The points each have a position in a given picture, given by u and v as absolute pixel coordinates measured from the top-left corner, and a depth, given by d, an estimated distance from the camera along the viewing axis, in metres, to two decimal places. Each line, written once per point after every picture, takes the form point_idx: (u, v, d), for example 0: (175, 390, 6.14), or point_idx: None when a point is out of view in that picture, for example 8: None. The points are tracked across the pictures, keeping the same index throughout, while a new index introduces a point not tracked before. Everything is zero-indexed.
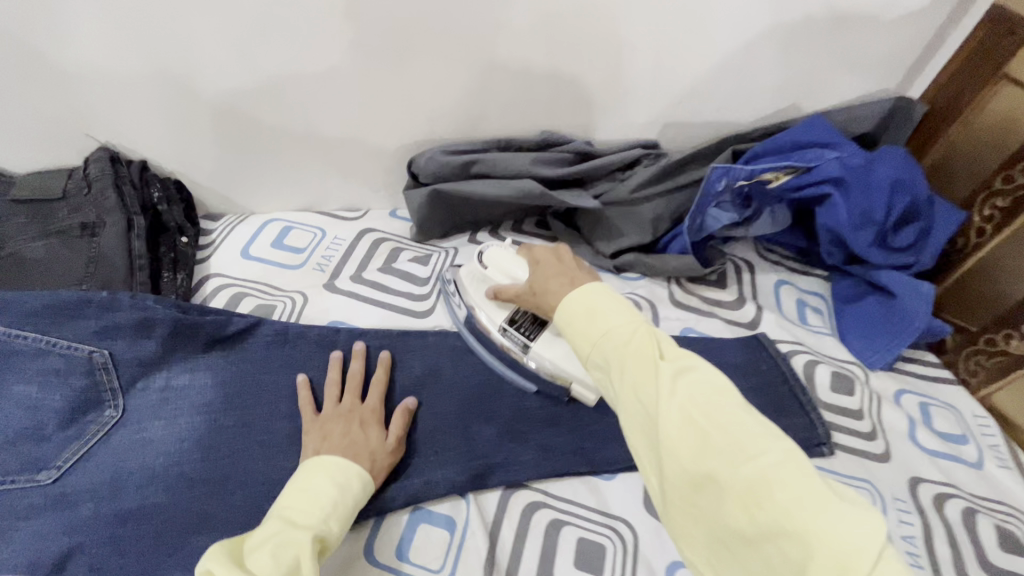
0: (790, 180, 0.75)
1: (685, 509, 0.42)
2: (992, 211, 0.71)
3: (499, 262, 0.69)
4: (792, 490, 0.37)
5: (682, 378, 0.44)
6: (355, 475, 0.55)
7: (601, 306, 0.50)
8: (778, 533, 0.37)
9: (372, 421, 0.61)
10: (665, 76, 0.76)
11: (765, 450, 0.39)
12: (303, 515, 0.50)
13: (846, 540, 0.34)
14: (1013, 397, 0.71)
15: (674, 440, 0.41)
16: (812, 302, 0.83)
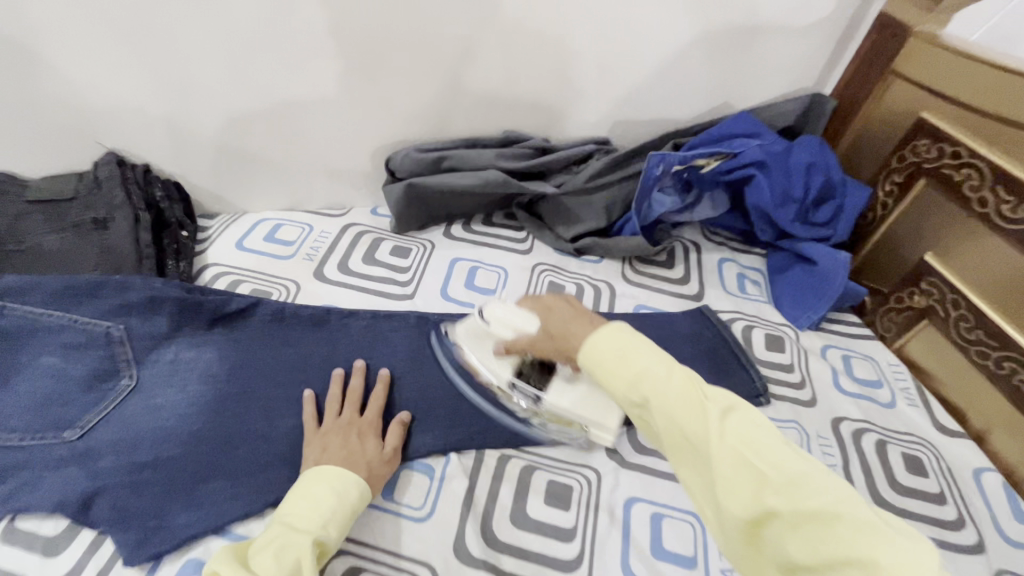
0: (721, 164, 0.85)
1: (749, 544, 0.45)
2: (892, 187, 0.83)
3: (500, 317, 0.66)
4: (853, 524, 0.39)
5: (729, 418, 0.47)
6: (353, 485, 0.57)
7: (630, 345, 0.53)
8: (845, 567, 0.38)
9: (369, 433, 0.64)
10: (610, 80, 0.88)
11: (820, 486, 0.41)
12: (303, 520, 0.53)
13: (910, 567, 0.36)
14: (920, 345, 0.81)
15: (728, 480, 0.45)
16: (750, 275, 0.93)
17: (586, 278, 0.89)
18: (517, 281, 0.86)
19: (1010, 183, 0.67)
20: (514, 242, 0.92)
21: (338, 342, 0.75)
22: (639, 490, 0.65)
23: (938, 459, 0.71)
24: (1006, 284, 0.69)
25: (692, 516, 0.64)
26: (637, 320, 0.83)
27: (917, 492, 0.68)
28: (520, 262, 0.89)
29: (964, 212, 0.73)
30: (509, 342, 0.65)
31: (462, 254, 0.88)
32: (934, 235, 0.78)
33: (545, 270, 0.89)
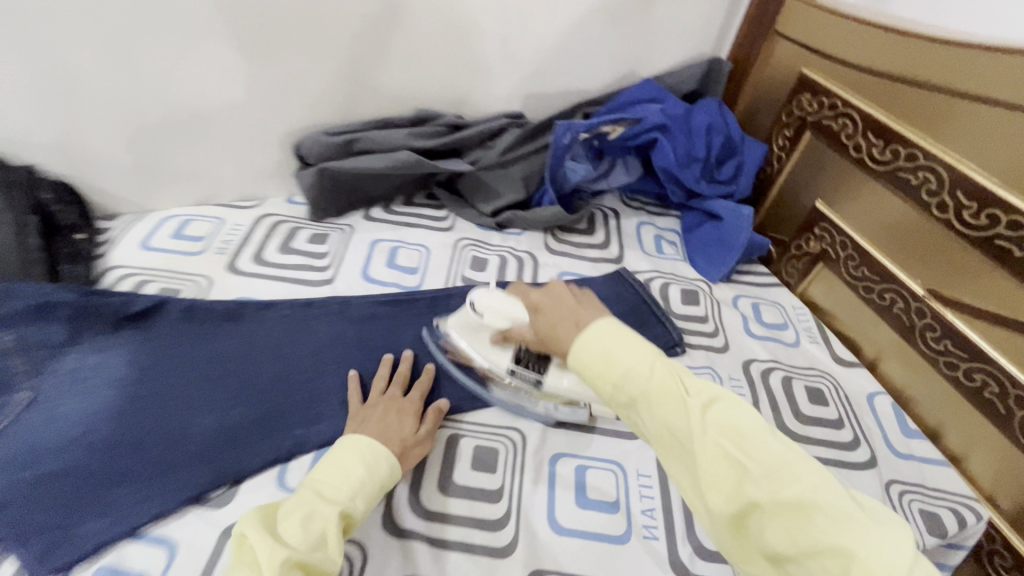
0: (627, 130, 0.88)
1: (730, 534, 0.46)
2: (784, 141, 0.88)
3: (494, 309, 0.69)
4: (831, 514, 0.41)
5: (711, 411, 0.48)
6: (384, 459, 0.58)
7: (613, 341, 0.52)
8: (822, 554, 0.40)
9: (409, 412, 0.66)
10: (516, 53, 0.89)
11: (797, 476, 0.43)
12: (333, 490, 0.54)
13: (882, 554, 0.39)
14: (819, 288, 0.87)
15: (713, 474, 0.46)
16: (667, 237, 0.97)
17: (509, 250, 0.90)
18: (440, 259, 0.87)
19: (878, 129, 0.73)
20: (436, 221, 0.92)
21: (257, 334, 0.74)
22: (565, 447, 0.69)
23: (836, 388, 0.78)
24: (880, 222, 0.75)
25: (615, 465, 0.68)
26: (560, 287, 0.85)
27: (819, 420, 0.74)
28: (442, 240, 0.89)
29: (844, 159, 0.79)
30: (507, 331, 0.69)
31: (383, 237, 0.88)
32: (823, 184, 0.83)
33: (468, 246, 0.89)
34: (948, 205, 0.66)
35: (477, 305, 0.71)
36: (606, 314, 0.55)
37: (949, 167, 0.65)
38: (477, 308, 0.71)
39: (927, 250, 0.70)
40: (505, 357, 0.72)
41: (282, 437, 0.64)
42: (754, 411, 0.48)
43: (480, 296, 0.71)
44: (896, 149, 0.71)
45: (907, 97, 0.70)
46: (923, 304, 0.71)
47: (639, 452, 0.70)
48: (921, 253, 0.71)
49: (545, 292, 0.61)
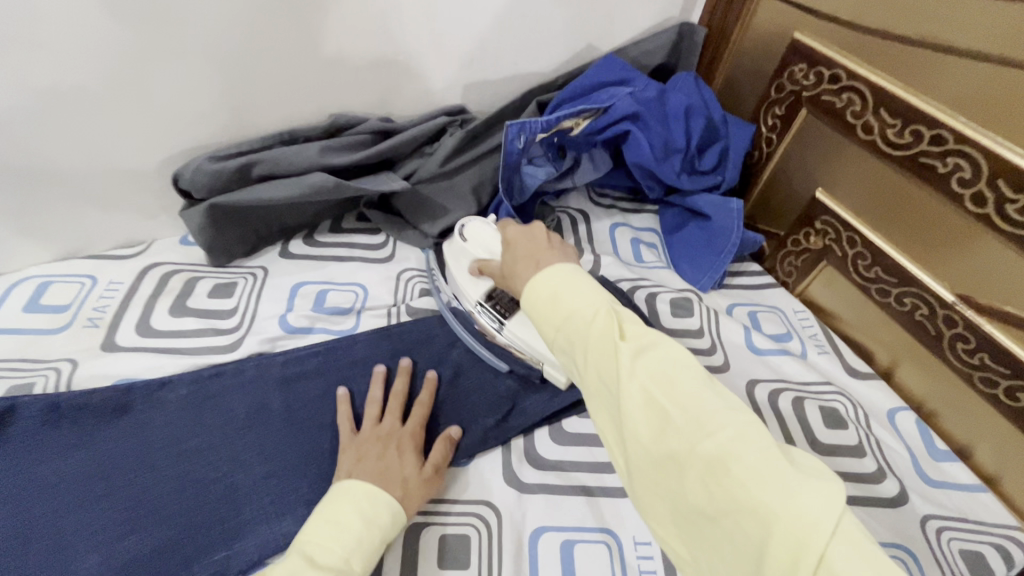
0: (592, 123, 0.73)
1: (649, 489, 0.40)
2: (775, 121, 0.75)
3: (480, 239, 0.68)
4: (751, 467, 0.35)
5: (642, 355, 0.41)
6: (384, 506, 0.49)
7: (562, 281, 0.47)
8: (738, 513, 0.34)
9: (411, 448, 0.55)
10: (448, 33, 0.71)
11: (724, 426, 0.37)
12: (326, 553, 0.44)
13: (800, 518, 0.32)
14: (820, 286, 0.76)
15: (633, 420, 0.39)
16: (646, 239, 0.84)
17: None
18: (379, 297, 0.71)
19: (893, 104, 0.60)
20: (370, 250, 0.75)
21: (150, 428, 0.56)
22: (549, 516, 0.56)
23: (855, 407, 0.67)
24: (885, 205, 0.65)
25: (607, 533, 0.55)
26: None
27: (841, 447, 0.63)
28: (382, 271, 0.73)
29: (850, 141, 0.66)
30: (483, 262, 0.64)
31: (306, 276, 0.71)
32: (821, 169, 0.71)
33: (414, 277, 0.73)
34: (986, 198, 0.54)
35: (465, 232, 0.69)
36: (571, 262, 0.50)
37: (989, 153, 0.53)
38: (463, 235, 0.69)
39: (905, 207, 0.63)
40: (476, 289, 0.67)
41: (196, 568, 0.48)
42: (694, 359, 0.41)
43: (472, 222, 0.69)
44: (918, 130, 0.59)
45: (929, 65, 0.57)
46: (952, 311, 0.61)
47: (634, 512, 0.57)
48: (878, 193, 0.65)
49: (522, 229, 0.57)
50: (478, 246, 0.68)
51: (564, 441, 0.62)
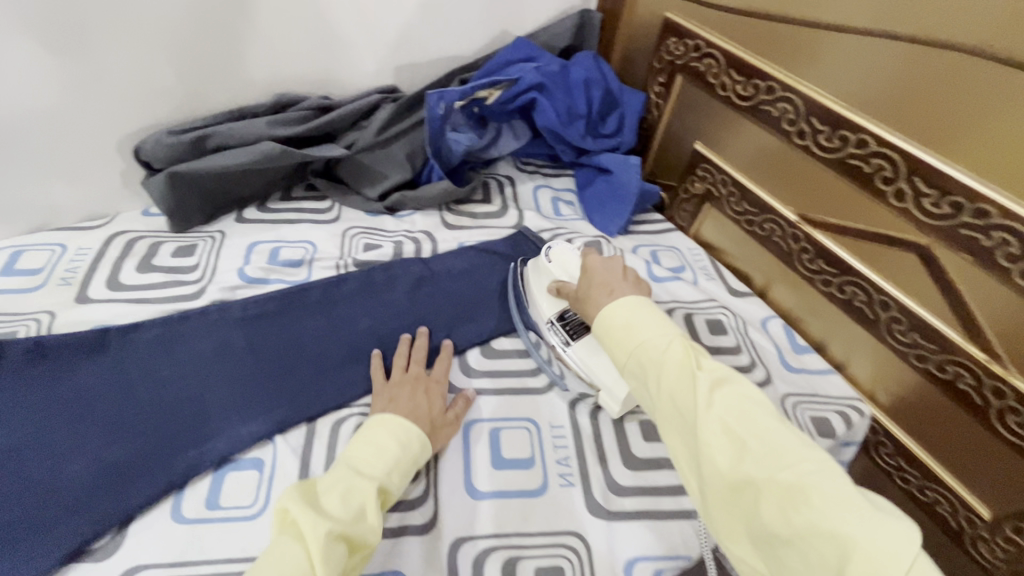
0: (504, 93, 0.87)
1: (722, 509, 0.47)
2: (660, 88, 0.89)
3: (565, 262, 0.74)
4: (829, 498, 0.42)
5: (718, 390, 0.50)
6: (416, 437, 0.58)
7: (637, 317, 0.57)
8: (819, 538, 0.41)
9: (436, 392, 0.65)
10: (377, 21, 0.83)
11: (802, 461, 0.44)
12: (370, 466, 0.55)
13: (879, 546, 0.39)
14: (710, 226, 0.90)
15: (712, 446, 0.47)
16: (564, 197, 0.96)
17: (404, 233, 0.85)
18: (327, 251, 0.80)
19: (738, 65, 0.75)
20: (318, 213, 0.85)
21: (124, 360, 0.64)
22: (477, 412, 0.67)
23: (735, 318, 0.80)
24: (781, 172, 0.75)
25: (528, 421, 0.67)
26: (461, 259, 0.83)
27: (722, 348, 0.77)
28: (329, 231, 0.83)
29: (714, 99, 0.81)
30: (561, 283, 0.71)
31: (260, 237, 0.80)
32: (714, 133, 0.83)
33: (358, 234, 0.84)
34: (805, 132, 0.69)
35: (550, 254, 0.75)
36: (644, 296, 0.60)
37: (803, 95, 0.68)
38: (549, 255, 0.75)
39: (817, 189, 0.71)
40: (551, 307, 0.72)
41: (173, 463, 0.57)
42: (764, 400, 0.49)
43: (559, 246, 0.75)
44: (757, 83, 0.73)
45: (760, 31, 0.72)
46: (797, 229, 0.75)
47: (548, 405, 0.69)
48: (798, 175, 0.73)
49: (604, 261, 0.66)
50: (560, 269, 0.74)
51: (492, 356, 0.74)
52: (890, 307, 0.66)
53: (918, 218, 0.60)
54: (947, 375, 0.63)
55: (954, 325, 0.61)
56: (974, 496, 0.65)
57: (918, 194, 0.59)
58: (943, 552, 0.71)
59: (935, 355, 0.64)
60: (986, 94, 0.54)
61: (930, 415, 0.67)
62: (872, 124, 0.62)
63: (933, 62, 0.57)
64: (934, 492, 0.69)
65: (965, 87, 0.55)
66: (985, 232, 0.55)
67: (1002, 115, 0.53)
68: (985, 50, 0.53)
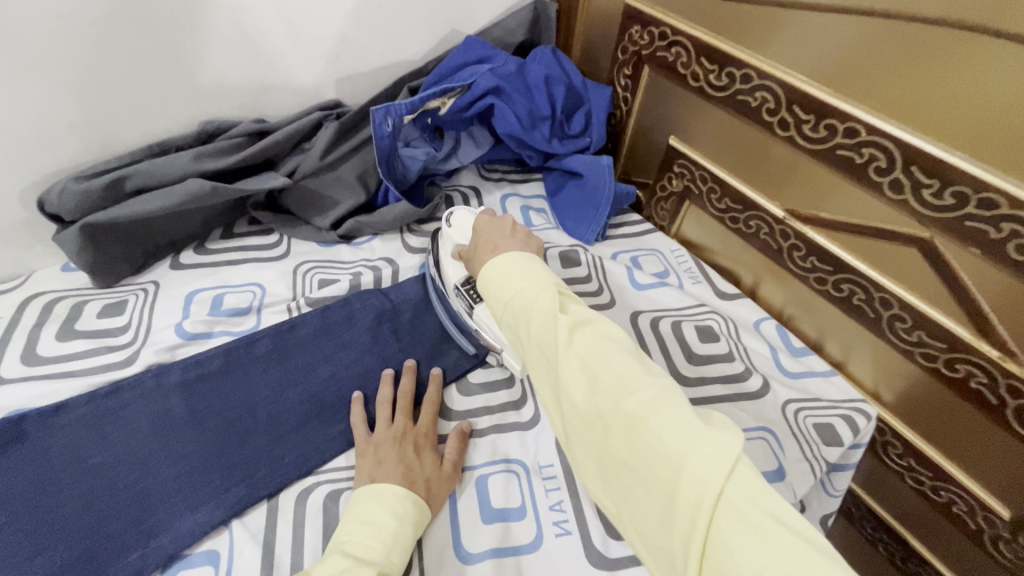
0: (457, 101, 0.79)
1: (580, 440, 0.46)
2: (626, 81, 0.82)
3: (462, 226, 0.70)
4: (666, 420, 0.40)
5: (578, 331, 0.47)
6: (412, 504, 0.53)
7: (512, 268, 0.53)
8: (653, 457, 0.40)
9: (426, 445, 0.59)
10: (310, 30, 0.75)
11: (648, 388, 0.43)
12: (367, 549, 0.48)
13: (704, 463, 0.37)
14: (691, 224, 0.85)
15: (569, 383, 0.45)
16: (535, 205, 0.89)
17: (363, 263, 0.77)
18: (277, 292, 0.72)
19: (709, 53, 0.68)
20: (265, 249, 0.77)
21: (47, 450, 0.55)
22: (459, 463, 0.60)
23: (726, 322, 0.75)
24: (733, 149, 0.72)
25: (518, 464, 0.61)
26: (428, 285, 0.76)
27: (716, 358, 0.72)
28: (277, 268, 0.75)
29: (684, 89, 0.75)
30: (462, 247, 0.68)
31: (200, 284, 0.71)
32: (680, 121, 0.78)
33: (312, 269, 0.76)
34: (788, 122, 0.63)
35: (450, 219, 0.71)
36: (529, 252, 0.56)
37: (782, 82, 0.62)
38: (448, 220, 0.71)
39: (758, 155, 0.69)
40: (457, 272, 0.69)
41: (111, 570, 0.49)
42: (624, 337, 0.47)
43: (459, 211, 0.72)
44: (730, 72, 0.67)
45: (733, 14, 0.65)
46: (785, 226, 0.69)
47: (536, 443, 0.63)
48: (746, 154, 0.71)
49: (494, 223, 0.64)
50: (460, 233, 0.70)
51: (470, 391, 0.67)
52: (892, 305, 0.62)
53: (918, 210, 0.55)
54: (957, 374, 0.59)
55: (962, 322, 0.57)
56: (984, 490, 0.62)
57: (917, 185, 0.54)
58: (959, 549, 0.68)
59: (943, 353, 0.59)
60: (985, 72, 0.48)
61: (939, 410, 0.63)
62: (862, 111, 0.56)
63: (924, 37, 0.51)
64: (947, 492, 0.66)
65: (958, 61, 0.49)
66: (993, 224, 0.50)
67: (996, 91, 0.47)
68: (974, 24, 0.47)
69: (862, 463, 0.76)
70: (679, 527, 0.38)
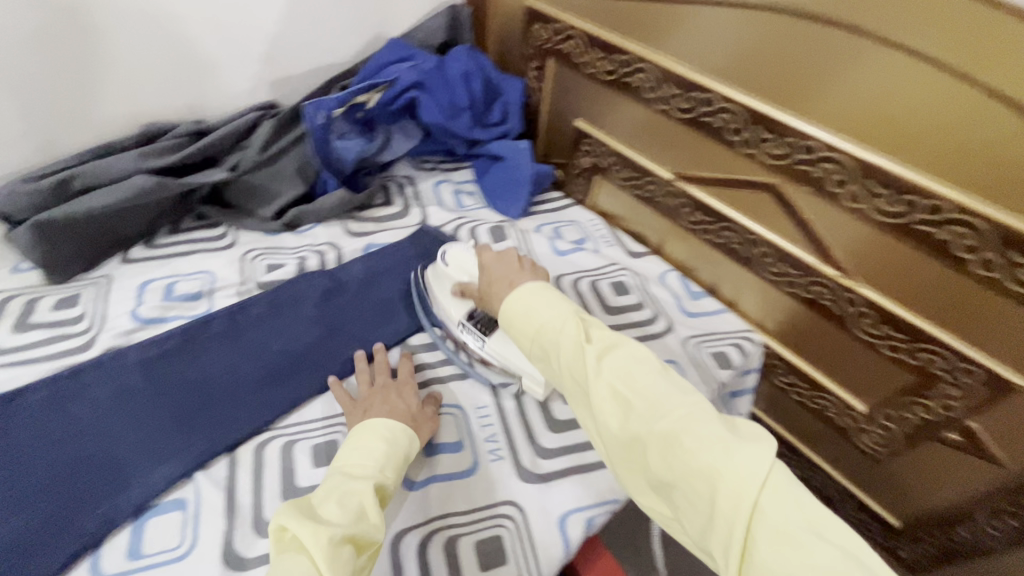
0: (384, 95, 0.88)
1: (622, 464, 0.51)
2: (536, 72, 0.93)
3: (460, 263, 0.75)
4: (698, 438, 0.46)
5: (605, 358, 0.53)
6: (404, 433, 0.59)
7: (536, 303, 0.59)
8: (692, 474, 0.45)
9: (408, 391, 0.66)
10: (242, 36, 0.81)
11: (677, 408, 0.48)
12: (360, 468, 0.55)
13: (741, 478, 0.43)
14: (605, 195, 0.96)
15: (603, 409, 0.50)
16: (465, 189, 0.98)
17: (307, 248, 0.84)
18: (227, 278, 0.78)
19: (598, 43, 0.80)
20: (212, 241, 0.83)
21: (12, 427, 0.60)
22: None
23: (635, 277, 0.86)
24: (645, 134, 0.82)
25: (456, 407, 0.69)
26: (369, 263, 0.83)
27: (628, 307, 0.82)
28: (226, 257, 0.81)
29: (584, 77, 0.86)
30: (464, 284, 0.72)
31: (152, 275, 0.77)
32: (589, 107, 0.88)
33: (258, 256, 0.82)
34: (663, 97, 0.75)
35: (446, 257, 0.76)
36: (541, 279, 0.63)
37: (654, 64, 0.74)
38: (446, 260, 0.76)
39: (668, 135, 0.78)
40: (458, 310, 0.73)
41: (84, 521, 0.54)
42: (649, 357, 0.53)
43: (453, 248, 0.76)
44: (619, 60, 0.78)
45: (618, 10, 0.77)
46: (675, 186, 0.81)
47: (472, 389, 0.71)
48: (675, 145, 0.78)
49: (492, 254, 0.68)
50: (458, 270, 0.75)
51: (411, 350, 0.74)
52: (759, 244, 0.74)
53: (765, 159, 0.67)
54: (811, 295, 0.72)
55: (809, 250, 0.69)
56: (845, 391, 0.75)
57: (759, 139, 0.66)
58: (840, 449, 0.81)
59: (799, 279, 0.72)
60: (828, 58, 0.59)
61: (809, 332, 0.76)
62: (719, 85, 0.68)
63: (765, 21, 0.63)
64: (823, 399, 0.78)
65: (795, 43, 0.61)
66: (814, 163, 0.62)
67: (838, 75, 0.58)
68: (787, 9, 0.60)
69: (763, 391, 0.88)
70: (721, 537, 0.43)
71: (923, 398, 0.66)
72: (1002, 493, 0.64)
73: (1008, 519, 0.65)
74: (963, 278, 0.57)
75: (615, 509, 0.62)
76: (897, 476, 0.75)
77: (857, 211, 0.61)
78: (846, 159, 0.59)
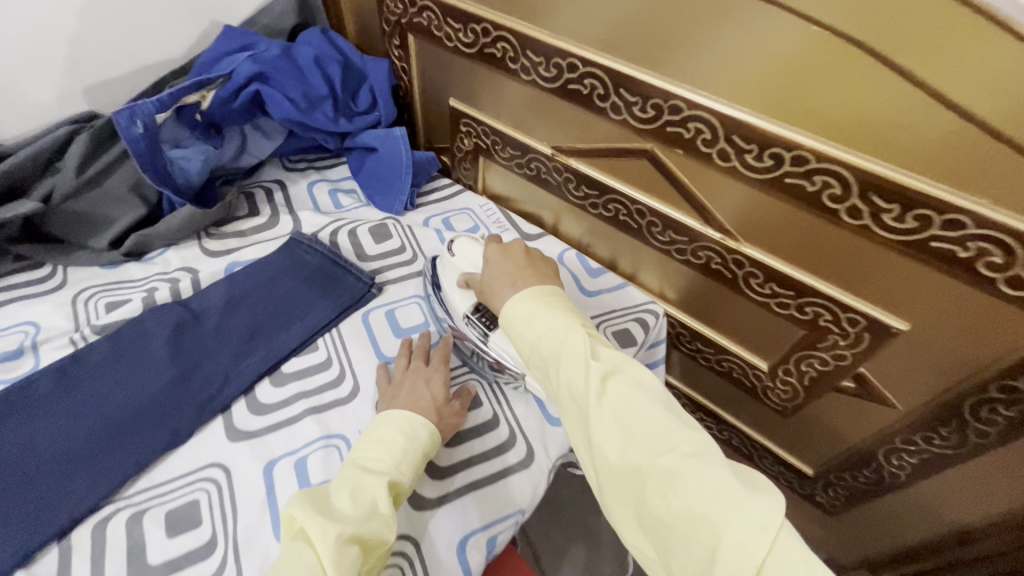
0: (220, 92, 0.77)
1: (615, 495, 0.46)
2: (398, 51, 0.84)
3: (466, 253, 0.70)
4: (703, 481, 0.41)
5: (610, 381, 0.48)
6: (423, 427, 0.57)
7: (538, 309, 0.55)
8: (692, 518, 0.40)
9: (439, 379, 0.63)
10: (29, 38, 0.68)
11: (681, 445, 0.44)
12: (375, 463, 0.53)
13: (749, 529, 0.38)
14: (495, 178, 0.90)
15: (602, 434, 0.46)
16: (344, 187, 0.90)
17: (157, 278, 0.73)
18: (55, 326, 0.67)
19: (453, 13, 0.72)
20: (36, 284, 0.70)
21: None
22: (277, 450, 0.59)
23: None
24: (533, 112, 0.74)
25: (340, 436, 0.61)
26: (232, 285, 0.73)
27: None
28: (53, 302, 0.69)
29: (448, 52, 0.78)
30: (469, 275, 0.67)
31: None
32: (461, 86, 0.81)
33: (94, 295, 0.70)
34: (528, 67, 0.69)
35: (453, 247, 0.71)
36: (552, 286, 0.58)
37: (515, 33, 0.67)
38: (453, 249, 0.71)
39: (555, 111, 0.71)
40: (464, 303, 0.68)
41: None
42: (656, 386, 0.48)
43: (462, 237, 0.71)
44: (479, 31, 0.71)
45: None
46: (556, 161, 0.76)
47: (358, 414, 0.63)
48: (562, 121, 0.72)
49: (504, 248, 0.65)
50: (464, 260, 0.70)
51: (285, 379, 0.65)
52: (646, 214, 0.71)
53: (635, 125, 0.63)
54: (702, 260, 0.69)
55: (693, 215, 0.66)
56: (747, 351, 0.74)
57: (628, 104, 0.62)
58: (750, 407, 0.82)
59: (689, 245, 0.69)
60: (713, 17, 0.51)
61: (705, 297, 0.74)
62: (589, 52, 0.62)
63: None
64: (727, 361, 0.78)
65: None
66: (684, 125, 0.58)
67: (723, 37, 0.52)
68: None
69: (675, 359, 0.87)
70: None
71: (816, 351, 0.65)
72: (899, 434, 0.65)
73: (906, 457, 0.66)
74: (835, 228, 0.55)
75: (520, 521, 0.58)
76: (807, 429, 0.76)
77: (730, 169, 0.58)
78: (713, 117, 0.56)
